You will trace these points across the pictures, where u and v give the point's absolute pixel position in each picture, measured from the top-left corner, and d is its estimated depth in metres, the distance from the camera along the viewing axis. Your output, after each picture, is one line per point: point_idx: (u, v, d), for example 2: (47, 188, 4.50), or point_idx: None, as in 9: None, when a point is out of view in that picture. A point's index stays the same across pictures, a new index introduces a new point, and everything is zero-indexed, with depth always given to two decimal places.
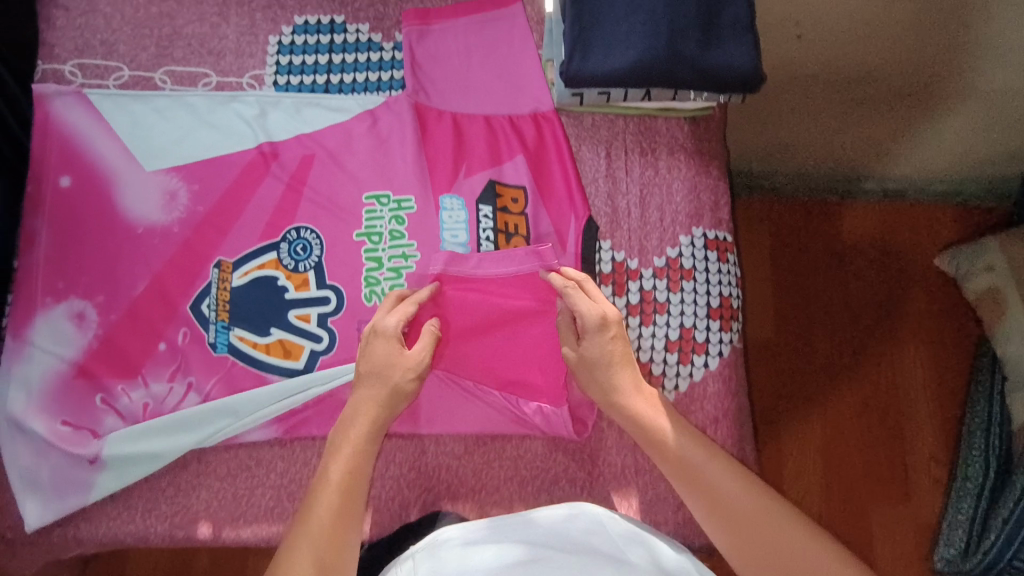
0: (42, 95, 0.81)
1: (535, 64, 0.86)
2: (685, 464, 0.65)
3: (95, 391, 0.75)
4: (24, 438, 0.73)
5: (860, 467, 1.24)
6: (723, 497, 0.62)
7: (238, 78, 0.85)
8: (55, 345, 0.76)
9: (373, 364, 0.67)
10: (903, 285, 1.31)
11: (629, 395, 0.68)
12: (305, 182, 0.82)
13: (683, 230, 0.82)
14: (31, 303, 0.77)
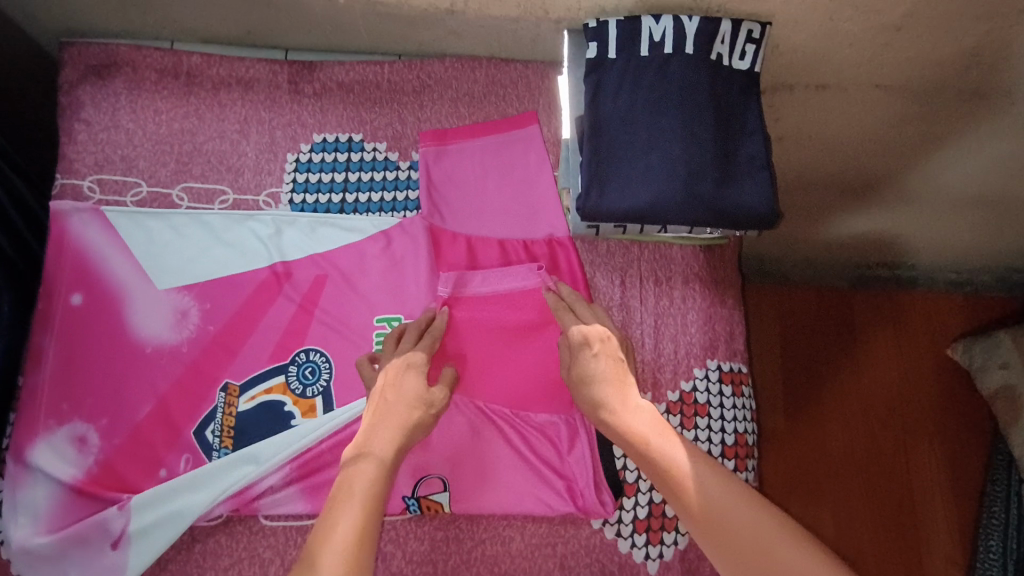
0: (59, 212, 0.82)
1: (551, 187, 0.87)
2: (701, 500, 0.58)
3: (100, 507, 0.73)
4: (36, 561, 0.71)
5: (877, 569, 1.20)
6: (745, 533, 0.55)
7: (255, 196, 0.86)
8: (54, 470, 0.73)
9: (399, 391, 0.66)
10: (918, 380, 1.29)
11: (633, 417, 0.63)
12: (316, 305, 0.82)
13: (697, 362, 0.81)
14: (33, 427, 0.75)
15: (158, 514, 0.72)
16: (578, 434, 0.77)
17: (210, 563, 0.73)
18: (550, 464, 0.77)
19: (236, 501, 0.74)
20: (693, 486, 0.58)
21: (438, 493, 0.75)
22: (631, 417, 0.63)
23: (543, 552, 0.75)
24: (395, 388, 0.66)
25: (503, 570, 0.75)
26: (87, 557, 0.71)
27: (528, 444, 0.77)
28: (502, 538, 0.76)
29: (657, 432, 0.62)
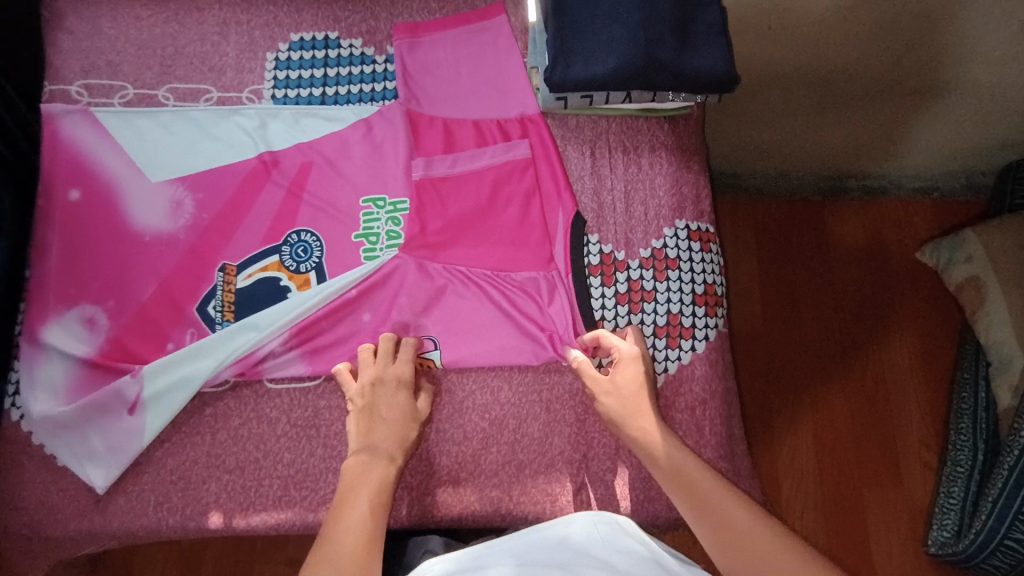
0: (51, 115, 0.85)
1: (520, 70, 0.91)
2: (686, 479, 0.64)
3: (114, 377, 0.78)
4: (58, 428, 0.76)
5: (853, 453, 1.24)
6: (713, 502, 0.62)
7: (238, 92, 0.90)
8: (67, 347, 0.78)
9: (393, 412, 0.73)
10: (891, 279, 1.33)
11: (643, 420, 0.71)
12: (304, 188, 0.86)
13: (666, 223, 0.86)
14: (44, 309, 0.79)
15: (171, 380, 0.78)
16: (557, 287, 0.82)
17: (221, 423, 0.78)
18: (532, 318, 0.82)
19: (241, 366, 0.79)
20: (683, 470, 0.65)
21: (431, 352, 0.81)
22: (636, 420, 0.71)
23: (530, 397, 0.81)
24: (389, 407, 0.73)
25: (494, 414, 0.81)
26: (107, 421, 0.77)
27: (512, 301, 0.83)
28: (491, 387, 0.82)
29: (667, 438, 0.69)
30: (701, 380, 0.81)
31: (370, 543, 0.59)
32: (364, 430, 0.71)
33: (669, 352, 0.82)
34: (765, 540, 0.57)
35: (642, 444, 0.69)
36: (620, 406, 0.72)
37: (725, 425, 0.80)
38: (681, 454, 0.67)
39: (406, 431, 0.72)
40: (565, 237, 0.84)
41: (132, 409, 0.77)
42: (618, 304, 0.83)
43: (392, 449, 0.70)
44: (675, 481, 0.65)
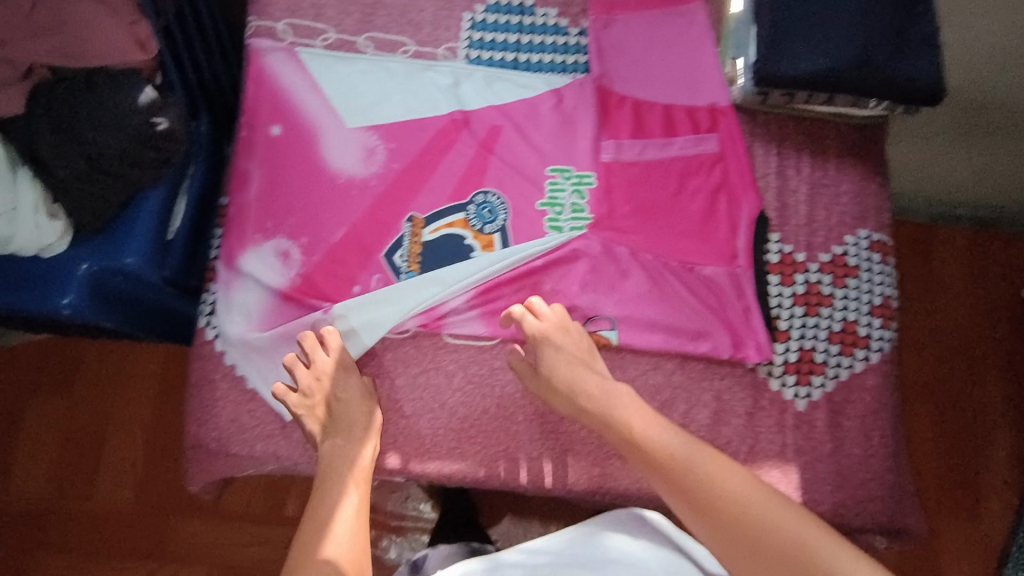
0: (259, 51, 0.88)
1: (715, 60, 0.90)
2: (673, 463, 0.68)
3: (305, 312, 0.82)
4: (253, 354, 0.81)
5: (963, 494, 1.15)
6: (674, 466, 0.68)
7: (434, 48, 0.90)
8: (264, 276, 0.82)
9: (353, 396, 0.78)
10: (1003, 305, 1.22)
11: (597, 403, 0.75)
12: (493, 150, 0.87)
13: (848, 231, 0.86)
14: (244, 238, 0.84)
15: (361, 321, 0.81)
16: (741, 283, 0.84)
17: (402, 369, 0.82)
18: (708, 308, 0.84)
19: (425, 317, 0.82)
20: (665, 451, 0.69)
21: (606, 330, 0.83)
22: (591, 405, 0.75)
23: (699, 385, 0.83)
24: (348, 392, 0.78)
25: (663, 396, 0.83)
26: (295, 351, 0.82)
27: (690, 290, 0.84)
28: (664, 368, 0.84)
29: (639, 418, 0.72)
30: (872, 390, 0.82)
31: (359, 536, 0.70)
32: (342, 424, 0.76)
33: (842, 360, 0.83)
34: (729, 504, 0.64)
35: (615, 425, 0.73)
36: (569, 390, 0.76)
37: (891, 436, 0.82)
38: (663, 434, 0.71)
39: (370, 414, 0.77)
40: (748, 231, 0.85)
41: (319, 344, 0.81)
42: (794, 305, 0.84)
43: (364, 436, 0.76)
44: (653, 464, 0.69)
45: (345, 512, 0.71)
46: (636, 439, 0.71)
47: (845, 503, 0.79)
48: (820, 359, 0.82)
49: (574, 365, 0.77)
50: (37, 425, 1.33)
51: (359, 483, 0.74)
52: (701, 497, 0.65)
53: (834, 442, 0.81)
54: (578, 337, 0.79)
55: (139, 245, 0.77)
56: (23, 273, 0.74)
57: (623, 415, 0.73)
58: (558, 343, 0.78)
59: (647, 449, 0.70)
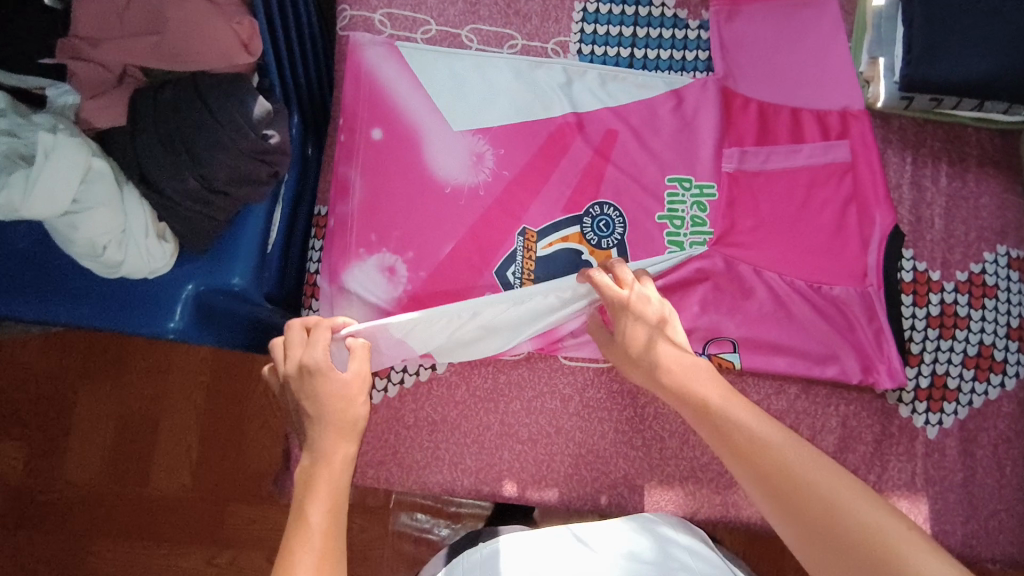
0: (357, 45, 0.81)
1: (846, 58, 0.84)
2: (738, 440, 0.54)
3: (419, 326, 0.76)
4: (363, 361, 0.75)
5: None
6: (742, 437, 0.54)
7: (544, 43, 0.84)
8: (369, 292, 0.77)
9: (327, 391, 0.61)
10: None
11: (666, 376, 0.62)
12: (609, 156, 0.82)
13: (987, 247, 0.81)
14: (347, 252, 0.78)
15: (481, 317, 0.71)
16: (872, 305, 0.79)
17: (516, 393, 0.78)
18: (836, 330, 0.79)
19: (542, 340, 0.78)
20: (737, 428, 0.55)
21: (729, 353, 0.79)
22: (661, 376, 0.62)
23: (825, 410, 0.79)
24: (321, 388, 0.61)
25: (788, 422, 0.79)
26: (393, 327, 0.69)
27: (819, 311, 0.79)
28: (788, 393, 0.80)
29: (710, 393, 0.59)
30: (1008, 418, 0.79)
31: (332, 537, 0.53)
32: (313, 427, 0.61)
33: (976, 385, 0.79)
34: (785, 478, 0.50)
35: (684, 397, 0.60)
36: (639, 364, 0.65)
37: None
38: (739, 412, 0.56)
39: (344, 411, 0.61)
40: (880, 248, 0.80)
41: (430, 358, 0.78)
42: (928, 327, 0.80)
43: (331, 446, 0.59)
44: (723, 441, 0.55)
45: (316, 507, 0.54)
46: (714, 412, 0.57)
47: (979, 535, 0.76)
48: (953, 385, 0.79)
49: (653, 341, 0.64)
50: (89, 426, 1.15)
51: (338, 465, 0.58)
52: (772, 478, 0.50)
53: (966, 471, 0.78)
54: (658, 317, 0.66)
55: (244, 263, 0.71)
56: (126, 294, 0.69)
57: (690, 389, 0.60)
58: (640, 316, 0.65)
59: (719, 425, 0.56)
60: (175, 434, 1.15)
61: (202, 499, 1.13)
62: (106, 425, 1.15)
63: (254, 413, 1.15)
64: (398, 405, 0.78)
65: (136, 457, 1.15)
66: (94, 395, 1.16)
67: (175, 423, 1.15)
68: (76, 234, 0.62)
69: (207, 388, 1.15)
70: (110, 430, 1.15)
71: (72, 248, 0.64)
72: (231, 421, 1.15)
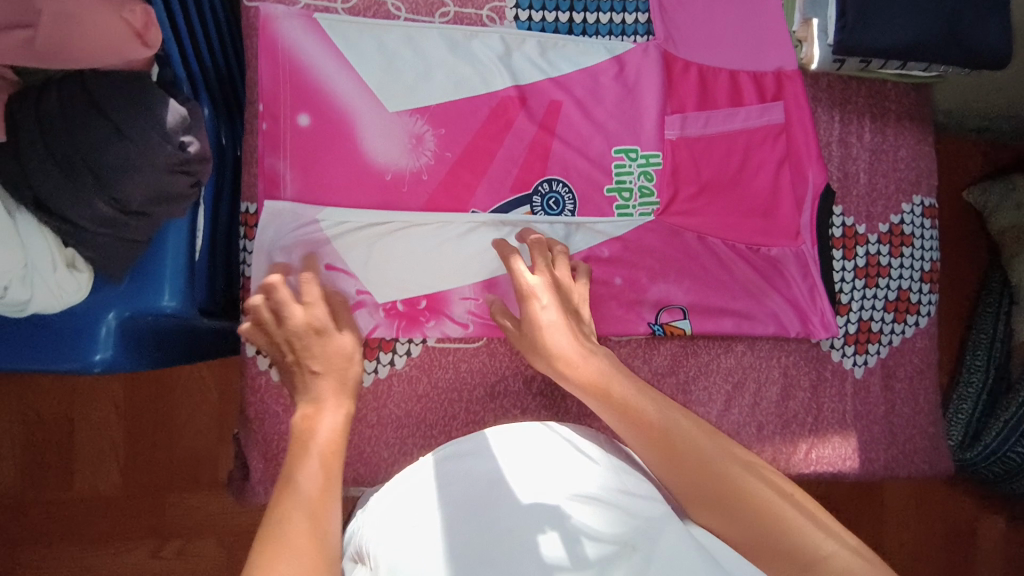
0: (270, 18, 0.72)
1: (780, 15, 0.84)
2: (658, 431, 0.59)
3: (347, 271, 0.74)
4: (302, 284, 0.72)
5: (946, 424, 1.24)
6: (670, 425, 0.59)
7: (477, 10, 0.78)
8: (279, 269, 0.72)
9: (329, 352, 0.64)
10: (951, 231, 1.27)
11: (574, 365, 0.65)
12: (554, 130, 0.79)
13: (905, 198, 0.87)
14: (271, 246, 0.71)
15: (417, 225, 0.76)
16: (807, 263, 0.84)
17: (479, 379, 0.78)
18: (776, 290, 0.83)
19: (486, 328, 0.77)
20: (657, 424, 0.59)
21: (680, 320, 0.81)
22: (574, 363, 0.65)
23: (768, 362, 0.84)
24: (323, 350, 0.63)
25: (736, 377, 0.83)
26: (332, 225, 0.73)
27: (759, 273, 0.83)
28: (735, 351, 0.84)
29: (623, 385, 0.63)
30: (919, 353, 0.88)
31: (330, 488, 0.54)
32: (313, 384, 0.62)
33: (895, 326, 0.87)
34: (716, 471, 0.56)
35: (593, 389, 0.64)
36: (548, 354, 0.66)
37: (934, 391, 0.89)
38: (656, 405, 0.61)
39: (345, 374, 0.64)
40: (813, 207, 0.84)
41: (366, 296, 0.74)
42: (856, 277, 0.85)
43: (333, 396, 0.62)
44: (641, 433, 0.59)
45: (308, 468, 0.55)
46: (635, 409, 0.61)
47: (896, 458, 0.86)
48: (877, 328, 0.86)
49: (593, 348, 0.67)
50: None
51: (326, 453, 0.57)
52: (693, 468, 0.56)
53: (887, 403, 0.86)
54: (584, 333, 0.69)
55: (175, 286, 0.64)
56: (38, 331, 0.61)
57: (602, 379, 0.64)
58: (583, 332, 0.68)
59: (640, 422, 0.60)
60: (97, 432, 1.01)
61: (140, 494, 1.01)
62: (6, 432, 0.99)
63: (187, 397, 1.03)
64: (361, 406, 0.75)
65: (48, 450, 1.00)
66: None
67: (94, 418, 1.01)
68: None
69: (130, 379, 1.02)
70: (13, 437, 0.99)
71: None
72: (164, 408, 1.03)
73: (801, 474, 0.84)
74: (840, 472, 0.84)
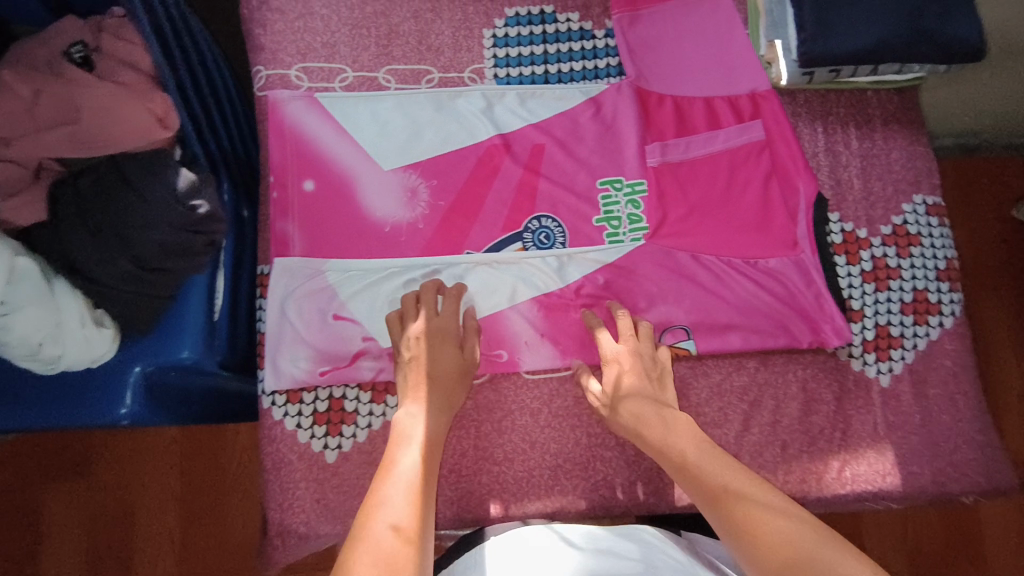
0: (276, 102, 0.81)
1: (746, 44, 0.88)
2: (728, 497, 0.57)
3: (353, 320, 0.79)
4: (311, 336, 0.78)
5: None
6: (721, 476, 0.60)
7: (459, 73, 0.86)
8: (293, 323, 0.78)
9: (445, 367, 0.71)
10: None
11: (652, 429, 0.67)
12: (539, 170, 0.84)
13: (905, 198, 0.85)
14: (282, 303, 0.78)
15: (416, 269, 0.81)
16: (809, 271, 0.82)
17: (485, 416, 0.79)
18: (782, 301, 0.82)
19: (488, 364, 0.79)
20: (722, 485, 0.59)
21: (685, 341, 0.81)
22: (649, 421, 0.68)
23: (784, 377, 0.81)
24: (436, 362, 0.71)
25: (752, 396, 0.81)
26: (337, 276, 0.79)
27: (760, 286, 0.82)
28: (746, 368, 0.82)
29: (692, 447, 0.64)
30: (952, 354, 0.82)
31: (425, 486, 0.60)
32: (421, 391, 0.69)
33: (917, 329, 0.82)
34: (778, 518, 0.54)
35: (665, 451, 0.65)
36: (630, 415, 0.69)
37: (979, 398, 0.81)
38: (711, 463, 0.62)
39: (454, 387, 0.71)
40: (808, 216, 0.84)
41: (372, 344, 0.79)
42: (864, 283, 0.83)
43: (443, 405, 0.69)
44: (699, 488, 0.60)
45: (411, 455, 0.62)
46: (698, 475, 0.61)
47: (945, 471, 0.78)
48: (897, 333, 0.82)
49: (664, 403, 0.69)
50: (57, 534, 1.05)
51: (432, 452, 0.64)
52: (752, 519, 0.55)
53: (923, 412, 0.80)
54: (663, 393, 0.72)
55: (194, 338, 0.71)
56: (73, 386, 0.68)
57: (669, 443, 0.65)
58: (657, 384, 0.72)
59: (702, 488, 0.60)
60: (154, 523, 1.06)
61: None
62: (77, 526, 1.06)
63: (236, 482, 1.08)
64: (370, 448, 0.77)
65: (115, 537, 1.05)
66: (57, 498, 1.06)
67: (153, 508, 1.06)
68: (9, 335, 0.59)
69: (184, 469, 1.07)
70: (80, 529, 1.05)
71: (3, 352, 0.60)
72: (214, 497, 1.07)
73: (838, 495, 0.78)
74: (881, 491, 0.78)
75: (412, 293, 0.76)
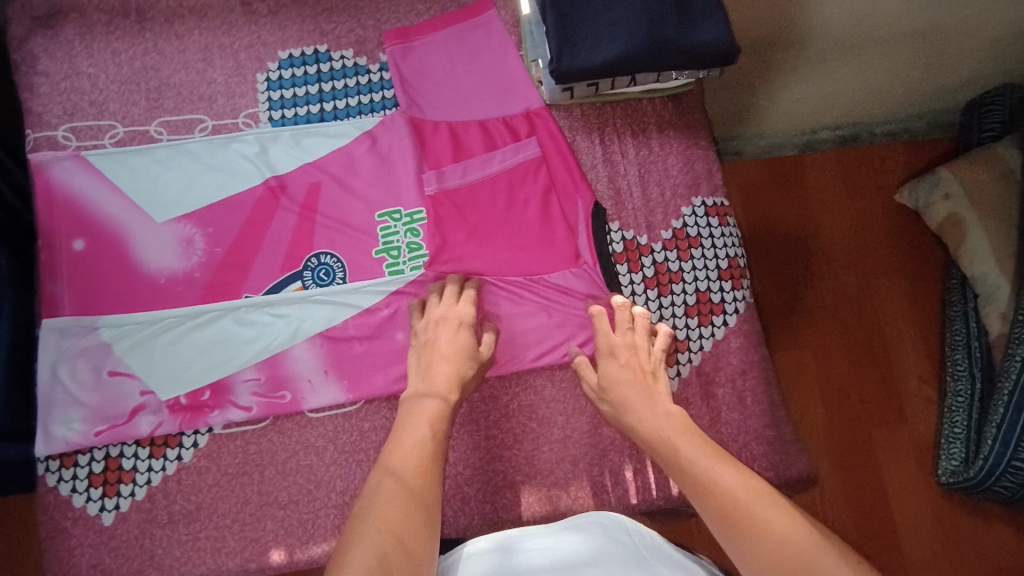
0: (41, 165, 0.81)
1: (519, 65, 0.89)
2: (715, 492, 0.61)
3: (128, 373, 0.78)
4: (85, 395, 0.77)
5: (901, 428, 1.17)
6: (708, 472, 0.62)
7: (233, 119, 0.86)
8: (67, 382, 0.77)
9: (453, 347, 0.75)
10: (857, 223, 1.26)
11: (636, 411, 0.71)
12: (316, 209, 0.84)
13: (684, 202, 0.87)
14: (53, 364, 0.78)
15: (191, 317, 0.80)
16: (591, 280, 0.83)
17: (269, 459, 0.78)
18: (565, 315, 0.83)
19: (269, 407, 0.79)
20: (708, 477, 0.62)
21: None
22: (636, 413, 0.71)
23: (575, 393, 0.83)
24: (450, 342, 0.75)
25: (541, 414, 0.82)
26: (110, 332, 0.79)
27: (542, 302, 0.83)
28: (535, 386, 0.83)
29: (680, 435, 0.67)
30: (738, 353, 0.83)
31: (425, 488, 0.62)
32: (433, 372, 0.73)
33: (703, 330, 0.83)
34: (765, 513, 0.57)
35: (652, 435, 0.69)
36: (610, 397, 0.73)
37: (766, 393, 0.83)
38: (699, 455, 0.64)
39: (463, 369, 0.74)
40: (587, 228, 0.85)
41: (150, 397, 0.78)
42: (647, 289, 0.84)
43: (448, 388, 0.72)
44: (688, 479, 0.63)
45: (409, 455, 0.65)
46: (706, 476, 0.62)
47: None
48: (682, 336, 0.83)
49: (635, 381, 0.73)
50: None
51: (428, 456, 0.65)
52: (735, 517, 0.58)
53: (711, 412, 0.82)
54: (652, 374, 0.75)
55: None
56: None
57: (659, 429, 0.68)
58: (639, 364, 0.74)
59: (707, 489, 0.61)
60: None
61: None
62: None
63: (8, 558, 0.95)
64: (149, 506, 0.76)
65: None
66: None
67: None
68: None
69: None
70: None
71: None
72: None
73: (629, 504, 0.80)
74: (673, 499, 0.80)
75: (439, 283, 0.81)
